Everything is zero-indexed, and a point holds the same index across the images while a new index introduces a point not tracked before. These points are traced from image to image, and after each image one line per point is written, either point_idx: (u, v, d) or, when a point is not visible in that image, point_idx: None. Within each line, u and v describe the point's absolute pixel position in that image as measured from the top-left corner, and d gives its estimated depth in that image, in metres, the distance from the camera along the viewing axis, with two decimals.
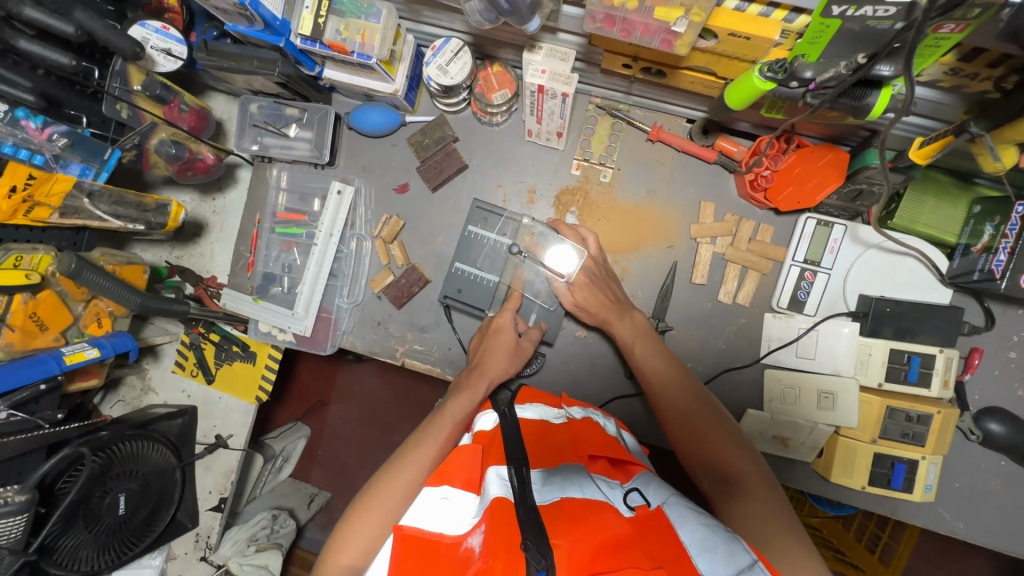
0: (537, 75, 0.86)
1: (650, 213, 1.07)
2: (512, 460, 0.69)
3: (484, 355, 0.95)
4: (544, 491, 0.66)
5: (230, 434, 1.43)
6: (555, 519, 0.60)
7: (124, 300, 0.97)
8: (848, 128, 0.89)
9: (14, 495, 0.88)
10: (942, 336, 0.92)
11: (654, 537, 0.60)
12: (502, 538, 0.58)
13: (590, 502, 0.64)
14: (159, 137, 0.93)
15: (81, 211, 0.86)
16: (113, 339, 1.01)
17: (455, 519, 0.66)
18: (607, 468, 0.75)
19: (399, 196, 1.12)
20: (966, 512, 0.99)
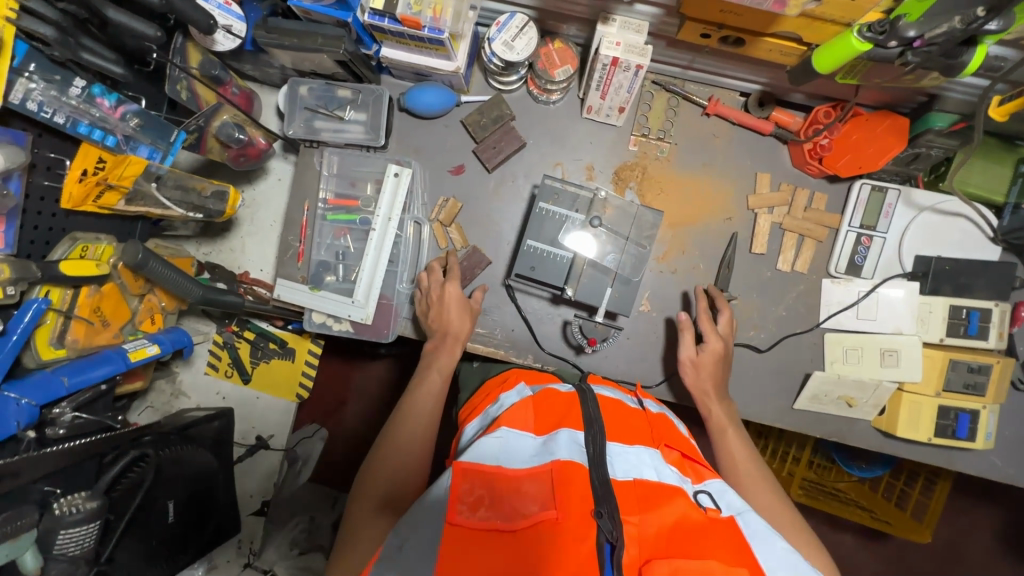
0: (613, 47, 0.87)
1: (709, 185, 1.09)
2: (592, 428, 0.72)
3: (443, 311, 1.00)
4: (623, 466, 0.70)
5: (271, 434, 1.40)
6: (629, 497, 0.65)
7: (185, 291, 0.93)
8: (907, 95, 0.93)
9: (83, 502, 0.81)
10: (996, 291, 0.97)
11: (724, 538, 0.61)
12: (571, 496, 0.63)
13: (663, 486, 0.66)
14: (222, 119, 0.92)
15: (147, 197, 0.83)
16: (168, 334, 0.99)
17: (515, 453, 0.69)
18: (679, 460, 0.77)
19: (455, 178, 1.11)
20: (1017, 458, 1.05)
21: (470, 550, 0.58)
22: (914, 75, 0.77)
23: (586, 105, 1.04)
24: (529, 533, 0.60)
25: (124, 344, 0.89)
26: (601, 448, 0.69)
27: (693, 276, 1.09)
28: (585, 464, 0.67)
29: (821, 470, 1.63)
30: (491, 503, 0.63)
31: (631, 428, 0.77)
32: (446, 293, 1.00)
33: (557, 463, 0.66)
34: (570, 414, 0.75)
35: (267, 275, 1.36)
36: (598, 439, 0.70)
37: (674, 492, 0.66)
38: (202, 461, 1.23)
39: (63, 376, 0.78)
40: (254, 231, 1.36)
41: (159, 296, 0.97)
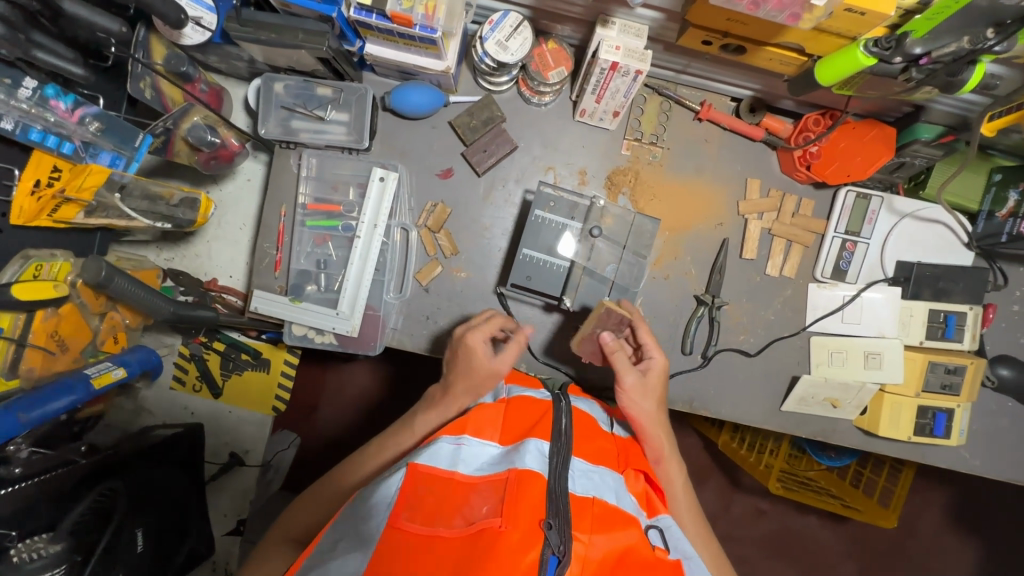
0: (613, 51, 0.84)
1: (701, 190, 1.08)
2: (560, 441, 0.77)
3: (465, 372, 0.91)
4: (582, 482, 0.74)
5: (247, 450, 1.33)
6: (582, 513, 0.69)
7: (154, 308, 0.86)
8: (894, 105, 0.95)
9: (47, 546, 0.80)
10: (971, 295, 1.01)
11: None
12: (522, 506, 0.67)
13: (620, 513, 0.72)
14: (191, 121, 0.88)
15: (110, 208, 0.81)
16: (134, 355, 0.91)
17: (476, 463, 0.75)
18: (641, 493, 0.79)
19: (443, 181, 1.06)
20: (982, 450, 1.11)
21: (411, 550, 0.63)
22: (907, 90, 0.78)
23: (579, 108, 1.02)
24: (468, 538, 0.64)
25: (86, 370, 0.81)
26: (565, 462, 0.75)
27: (685, 281, 1.09)
28: (544, 477, 0.72)
29: (794, 460, 1.68)
30: (438, 508, 0.69)
31: (599, 447, 0.83)
32: (468, 348, 0.92)
33: (516, 473, 0.71)
34: (540, 427, 0.81)
35: (237, 281, 1.27)
36: (564, 453, 0.76)
37: (630, 522, 0.71)
38: (167, 480, 1.15)
39: (18, 411, 0.70)
40: (221, 235, 1.27)
41: (123, 313, 0.89)
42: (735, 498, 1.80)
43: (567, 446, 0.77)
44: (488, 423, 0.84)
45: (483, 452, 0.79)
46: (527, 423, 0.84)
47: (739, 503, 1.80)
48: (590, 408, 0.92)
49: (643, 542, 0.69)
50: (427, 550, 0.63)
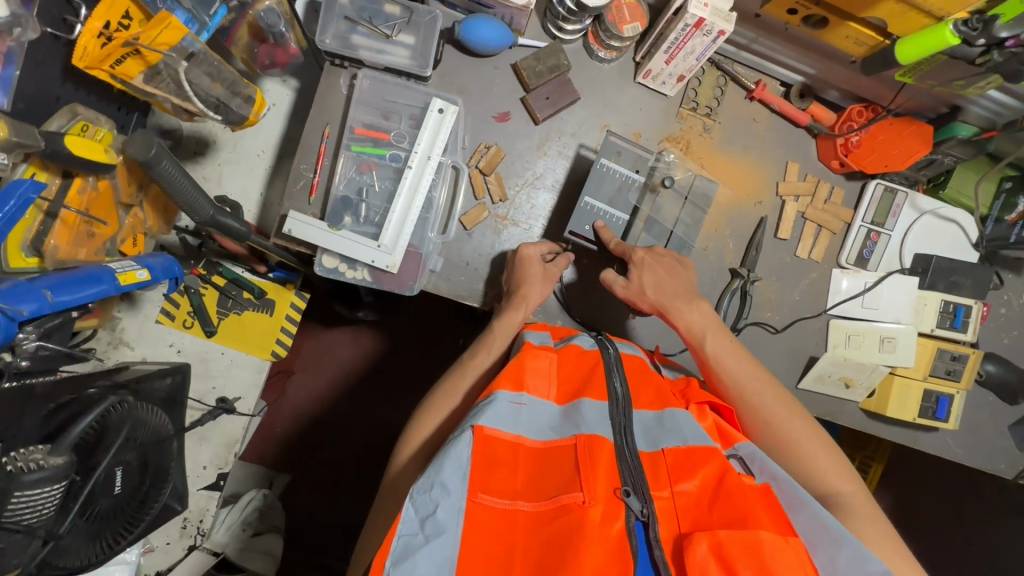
0: (702, 7, 0.86)
1: (745, 167, 1.11)
2: (616, 403, 0.75)
3: (523, 277, 0.94)
4: (651, 434, 0.74)
5: (238, 397, 1.20)
6: (661, 466, 0.69)
7: (195, 205, 0.78)
8: (932, 104, 1.02)
9: (47, 458, 0.72)
10: (976, 290, 1.10)
11: (766, 508, 0.65)
12: (598, 472, 0.66)
13: (696, 449, 0.70)
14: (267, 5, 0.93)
15: (163, 78, 0.79)
16: (159, 260, 0.91)
17: (539, 427, 0.73)
18: (712, 427, 0.77)
19: (499, 125, 1.03)
20: (964, 439, 1.21)
21: (497, 535, 0.63)
22: (965, 80, 0.85)
23: (645, 68, 1.02)
24: (546, 515, 0.64)
25: (110, 263, 0.82)
26: (628, 418, 0.74)
27: (722, 254, 1.11)
28: (611, 438, 0.71)
29: None
30: (514, 483, 0.67)
31: (656, 393, 0.79)
32: (526, 253, 0.95)
33: (586, 437, 0.69)
34: (594, 381, 0.78)
35: (248, 212, 1.18)
36: (623, 409, 0.75)
37: (710, 454, 0.69)
38: (156, 421, 1.03)
39: (46, 291, 0.71)
40: (235, 159, 1.17)
41: (146, 214, 0.96)
42: None
43: (626, 405, 0.75)
44: (545, 378, 0.79)
45: (543, 411, 0.76)
46: (579, 378, 0.81)
47: None
48: (634, 352, 0.89)
49: (730, 472, 0.68)
50: (510, 527, 0.63)
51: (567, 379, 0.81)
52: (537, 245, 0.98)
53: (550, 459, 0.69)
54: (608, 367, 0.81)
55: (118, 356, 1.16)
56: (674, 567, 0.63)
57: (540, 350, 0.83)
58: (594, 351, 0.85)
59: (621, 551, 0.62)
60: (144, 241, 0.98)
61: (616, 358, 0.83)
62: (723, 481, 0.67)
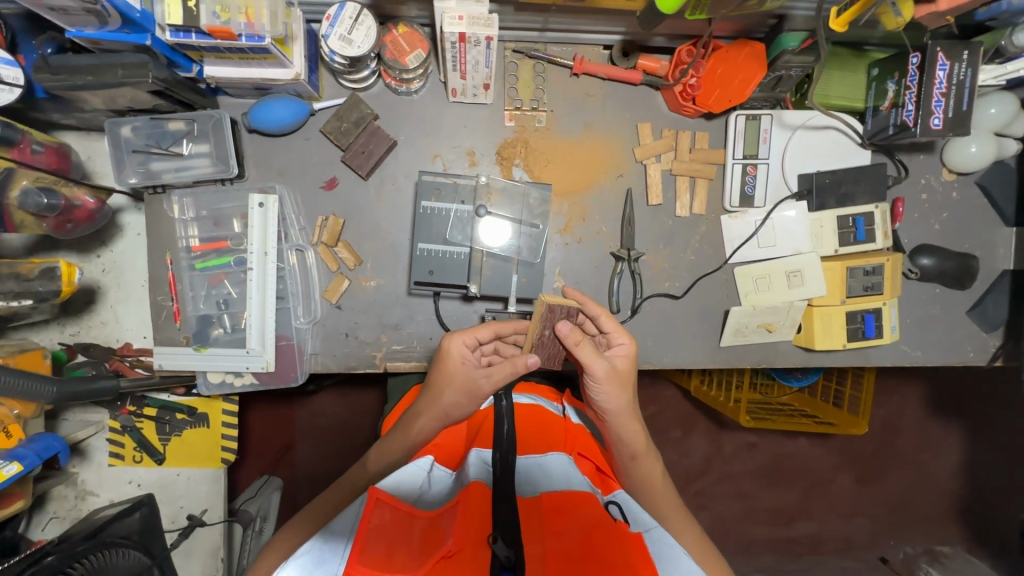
0: (455, 22, 0.80)
1: (593, 147, 1.06)
2: (502, 447, 0.74)
3: (439, 384, 0.80)
4: (529, 484, 0.73)
5: (204, 509, 1.27)
6: (534, 517, 0.65)
7: (36, 393, 0.91)
8: (758, 20, 0.92)
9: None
10: (874, 193, 1.03)
11: (636, 552, 0.62)
12: (472, 519, 0.63)
13: (574, 496, 0.69)
14: (20, 186, 0.83)
15: None
16: (30, 446, 0.91)
17: (430, 498, 0.74)
18: (590, 471, 0.84)
19: (329, 193, 1.02)
20: (921, 341, 1.13)
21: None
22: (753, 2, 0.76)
23: (449, 88, 0.98)
24: None
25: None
26: (509, 464, 0.71)
27: (599, 241, 1.06)
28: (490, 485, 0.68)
29: (766, 389, 1.71)
30: (398, 545, 0.64)
31: (545, 435, 0.84)
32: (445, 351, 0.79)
33: (468, 490, 0.67)
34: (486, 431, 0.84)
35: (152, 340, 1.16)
36: (507, 457, 0.72)
37: (584, 502, 0.68)
38: (128, 562, 1.13)
39: None
40: (125, 296, 1.15)
41: (8, 405, 0.91)
42: (721, 438, 1.84)
43: (510, 449, 0.74)
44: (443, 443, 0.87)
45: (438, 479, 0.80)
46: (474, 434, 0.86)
47: (727, 442, 1.84)
48: (533, 400, 0.93)
49: (602, 518, 0.66)
50: None
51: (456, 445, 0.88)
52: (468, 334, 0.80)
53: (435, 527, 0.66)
54: (502, 414, 0.82)
55: (88, 504, 1.23)
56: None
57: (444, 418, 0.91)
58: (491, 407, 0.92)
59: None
60: (22, 426, 0.94)
61: (508, 407, 0.85)
62: (595, 527, 0.64)
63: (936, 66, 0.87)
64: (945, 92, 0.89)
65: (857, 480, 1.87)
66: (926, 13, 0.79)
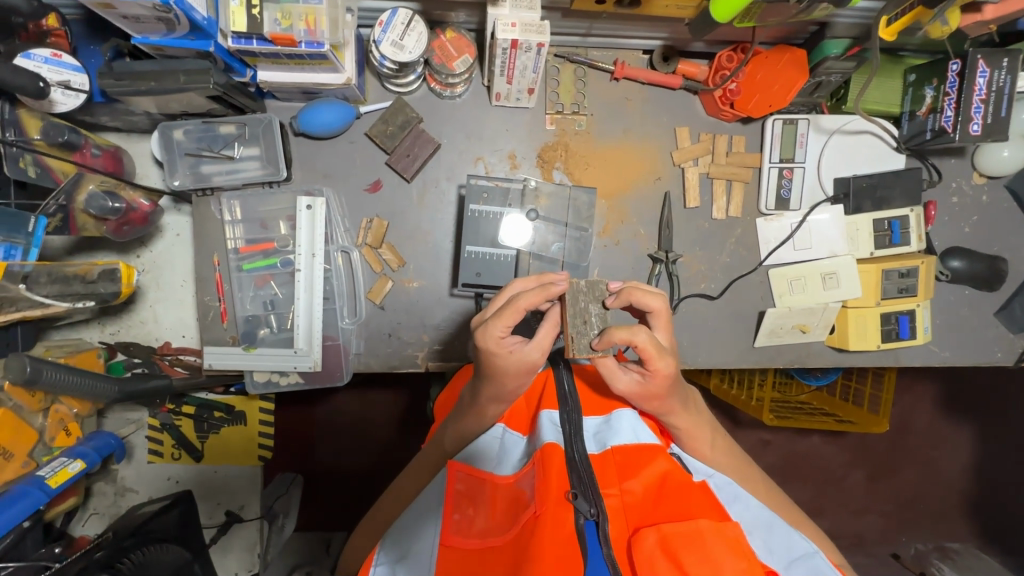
0: (509, 29, 0.81)
1: (631, 150, 1.07)
2: (566, 407, 0.69)
3: (488, 371, 0.69)
4: (597, 436, 0.68)
5: (242, 505, 1.30)
6: (607, 467, 0.63)
7: (100, 392, 0.94)
8: (799, 27, 0.94)
9: None
10: (910, 197, 1.05)
11: (709, 499, 0.61)
12: (550, 479, 0.59)
13: (643, 448, 0.65)
14: (87, 191, 0.87)
15: (19, 300, 0.80)
16: (90, 443, 0.97)
17: (504, 462, 0.68)
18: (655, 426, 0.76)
19: (373, 195, 1.03)
20: (949, 342, 1.15)
21: (469, 570, 0.58)
22: (803, 12, 0.78)
23: (493, 92, 0.99)
24: (511, 545, 0.57)
25: (39, 471, 0.86)
26: (578, 425, 0.67)
27: (637, 243, 1.08)
28: (564, 446, 0.64)
29: (785, 387, 1.72)
30: (482, 507, 0.64)
31: (606, 397, 0.76)
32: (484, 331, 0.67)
33: (540, 450, 0.62)
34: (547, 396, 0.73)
35: (193, 339, 1.14)
36: (574, 418, 0.67)
37: (655, 453, 0.65)
38: (172, 556, 1.14)
39: None
40: (165, 296, 1.13)
41: (68, 404, 0.94)
42: (739, 435, 1.86)
43: (575, 410, 0.68)
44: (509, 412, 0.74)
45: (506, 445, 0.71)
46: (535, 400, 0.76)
47: (746, 440, 1.87)
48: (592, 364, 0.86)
49: (675, 469, 0.64)
50: (476, 564, 0.59)
51: (516, 410, 0.76)
52: (529, 296, 0.68)
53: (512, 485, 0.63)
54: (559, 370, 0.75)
55: (127, 501, 1.24)
56: (626, 572, 0.55)
57: None
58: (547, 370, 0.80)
59: (571, 557, 0.54)
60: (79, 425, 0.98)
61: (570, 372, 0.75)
62: (668, 477, 0.63)
63: (975, 72, 0.89)
64: (984, 98, 0.91)
65: (873, 477, 1.89)
66: (973, 22, 0.80)
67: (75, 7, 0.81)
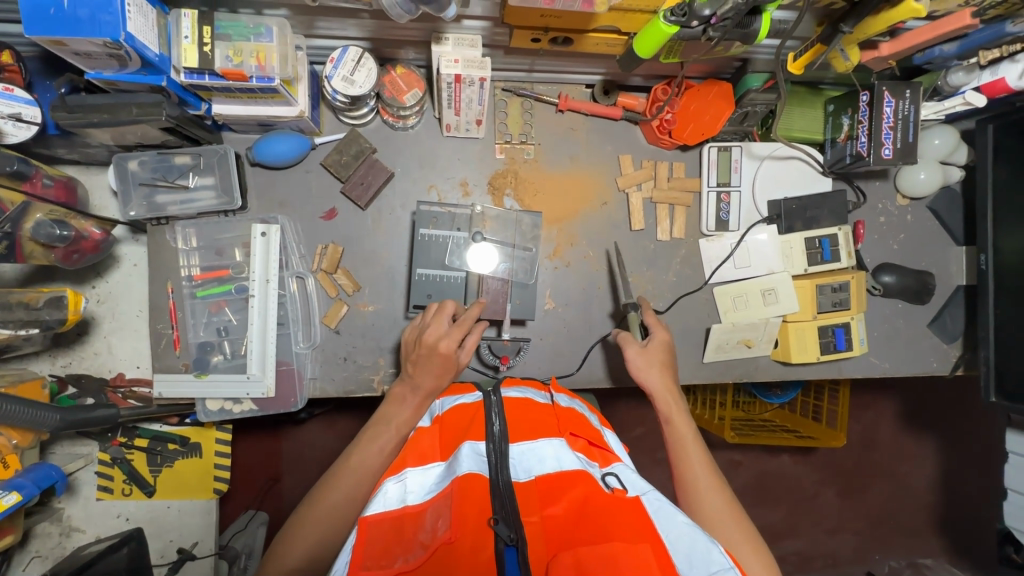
0: (452, 65, 0.87)
1: (578, 176, 1.13)
2: (492, 436, 0.68)
3: (419, 361, 0.87)
4: (522, 465, 0.68)
5: (194, 542, 1.25)
6: (529, 495, 0.63)
7: (44, 421, 0.93)
8: (724, 63, 1.02)
9: None
10: (837, 217, 1.12)
11: (632, 514, 0.61)
12: (469, 509, 0.61)
13: (565, 474, 0.65)
14: (35, 219, 0.88)
15: None
16: (29, 475, 0.94)
17: (426, 491, 0.67)
18: (586, 446, 0.73)
19: (329, 222, 1.06)
20: (888, 353, 1.20)
21: None
22: (720, 48, 0.86)
23: (444, 123, 1.04)
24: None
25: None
26: (504, 454, 0.66)
27: (587, 264, 1.13)
28: (488, 474, 0.65)
29: (748, 406, 1.74)
30: (397, 548, 0.60)
31: (535, 424, 0.73)
32: (429, 340, 0.87)
33: (460, 483, 0.64)
34: (473, 426, 0.72)
35: (147, 370, 1.12)
36: (500, 447, 0.67)
37: (578, 477, 0.64)
38: None
39: None
40: (118, 326, 1.12)
41: (7, 435, 0.92)
42: None
43: (502, 439, 0.68)
44: (427, 447, 0.74)
45: (430, 476, 0.70)
46: (464, 429, 0.75)
47: (714, 461, 1.88)
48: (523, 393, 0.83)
49: (597, 492, 0.63)
50: None
51: (446, 435, 0.76)
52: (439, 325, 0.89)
53: (430, 520, 0.63)
54: (490, 406, 0.73)
55: (74, 541, 1.20)
56: None
57: (427, 429, 0.78)
58: (477, 402, 0.77)
59: None
60: (19, 458, 0.96)
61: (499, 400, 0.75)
62: (590, 500, 0.62)
63: (883, 103, 0.97)
64: (893, 126, 0.98)
65: (840, 493, 1.91)
66: (871, 58, 0.89)
67: (32, 45, 0.84)
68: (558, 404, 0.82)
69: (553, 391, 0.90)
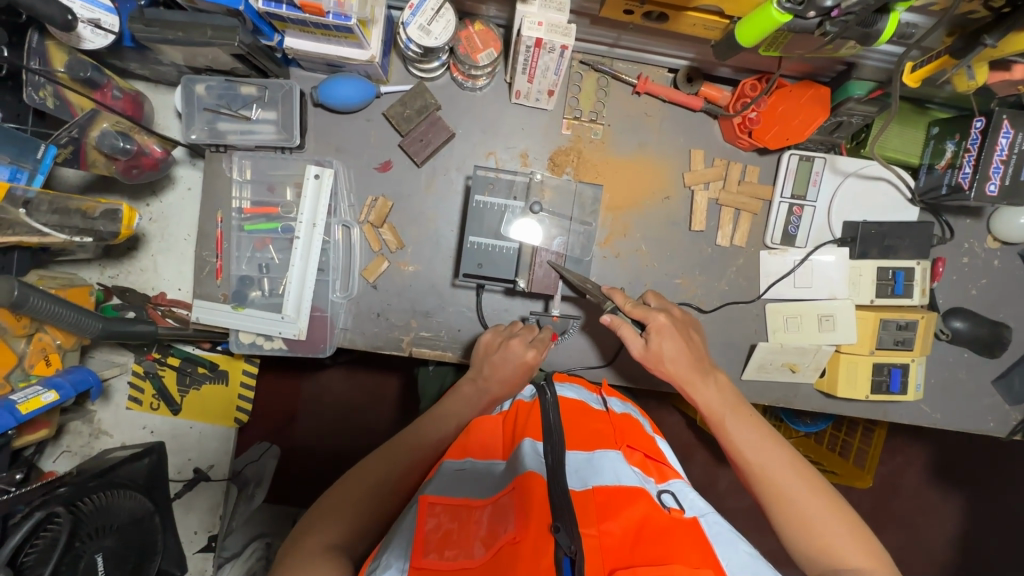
0: (535, 27, 0.81)
1: (645, 165, 1.07)
2: (551, 439, 0.68)
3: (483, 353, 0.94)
4: (579, 473, 0.65)
5: (210, 465, 1.31)
6: (587, 505, 0.60)
7: (85, 326, 0.95)
8: (826, 64, 0.94)
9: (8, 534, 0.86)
10: (918, 250, 1.04)
11: (691, 539, 0.58)
12: (531, 509, 0.57)
13: (624, 489, 0.62)
14: (101, 129, 0.90)
15: (16, 223, 0.82)
16: (67, 376, 0.97)
17: (485, 486, 0.65)
18: (643, 462, 0.72)
19: (382, 175, 1.04)
20: (941, 404, 1.12)
21: None
22: (831, 46, 0.78)
23: (513, 89, 1.00)
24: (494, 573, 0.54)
25: (13, 395, 0.87)
26: (562, 458, 0.65)
27: (637, 259, 1.08)
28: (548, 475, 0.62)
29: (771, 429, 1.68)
30: (456, 539, 0.58)
31: (591, 435, 0.72)
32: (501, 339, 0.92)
33: (523, 479, 0.61)
34: (530, 424, 0.72)
35: (187, 293, 1.15)
36: (558, 449, 0.66)
37: (636, 495, 0.61)
38: (133, 504, 1.11)
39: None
40: (167, 247, 1.14)
41: (51, 334, 0.96)
42: None
43: (560, 442, 0.67)
44: (486, 444, 0.74)
45: (486, 472, 0.68)
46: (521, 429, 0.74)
47: None
48: (576, 395, 0.82)
49: (657, 513, 0.61)
50: None
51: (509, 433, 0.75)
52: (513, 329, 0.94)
53: (490, 515, 0.60)
54: (546, 405, 0.74)
55: (100, 444, 1.25)
56: None
57: (487, 421, 0.78)
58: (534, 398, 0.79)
59: None
60: (60, 357, 1.00)
61: (554, 400, 0.76)
62: (650, 520, 0.59)
63: (998, 133, 0.88)
64: (1005, 160, 0.89)
65: None
66: (1001, 80, 0.78)
67: None
68: (612, 412, 0.81)
69: (604, 393, 0.89)
